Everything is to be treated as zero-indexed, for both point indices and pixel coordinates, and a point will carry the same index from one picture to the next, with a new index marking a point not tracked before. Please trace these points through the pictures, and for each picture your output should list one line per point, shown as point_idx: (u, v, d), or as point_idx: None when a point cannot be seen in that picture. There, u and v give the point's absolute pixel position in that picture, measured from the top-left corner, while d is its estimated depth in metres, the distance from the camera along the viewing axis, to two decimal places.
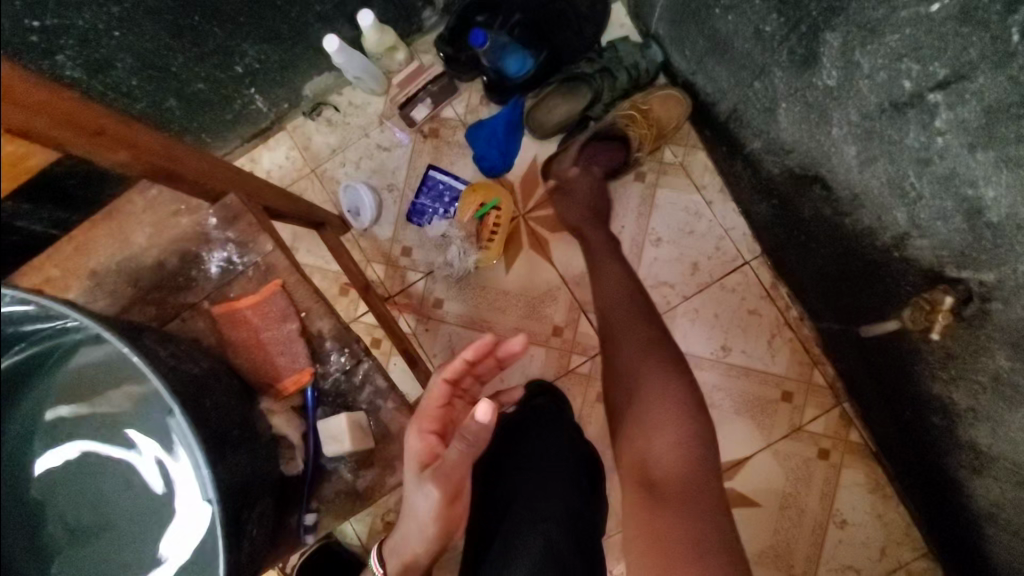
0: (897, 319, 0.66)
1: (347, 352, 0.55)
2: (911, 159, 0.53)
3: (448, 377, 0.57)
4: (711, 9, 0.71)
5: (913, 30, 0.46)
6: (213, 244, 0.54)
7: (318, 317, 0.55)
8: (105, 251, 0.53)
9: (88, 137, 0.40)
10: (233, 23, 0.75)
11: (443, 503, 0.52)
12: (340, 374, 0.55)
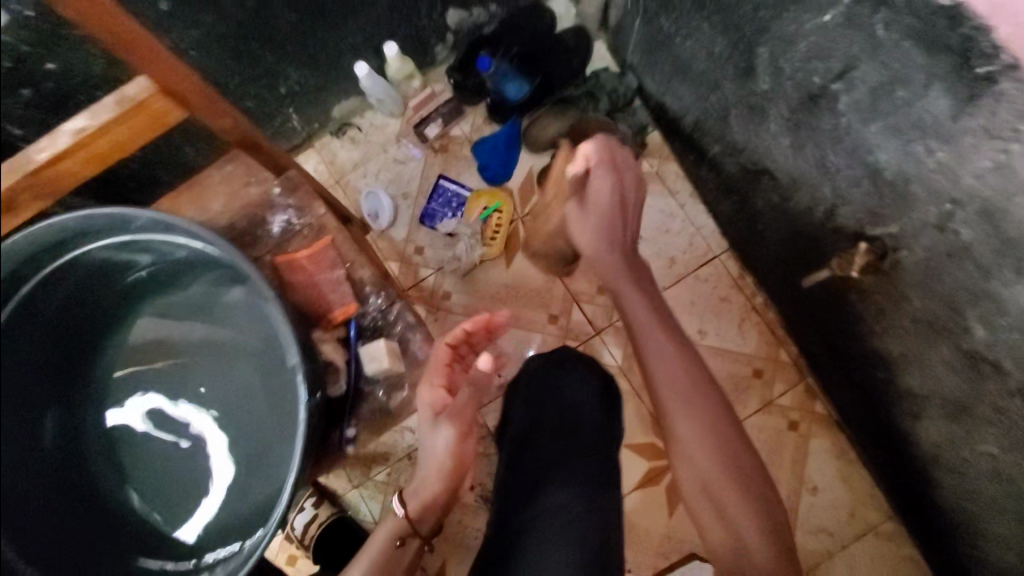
0: (826, 267, 0.80)
1: (383, 295, 0.67)
2: (828, 139, 0.68)
3: (449, 341, 0.65)
4: (674, 38, 0.88)
5: (814, 37, 0.61)
6: (276, 210, 0.67)
7: (360, 268, 0.67)
8: (186, 213, 0.65)
9: (206, 104, 0.58)
10: (282, 50, 0.91)
11: (457, 440, 0.65)
12: (378, 313, 0.67)
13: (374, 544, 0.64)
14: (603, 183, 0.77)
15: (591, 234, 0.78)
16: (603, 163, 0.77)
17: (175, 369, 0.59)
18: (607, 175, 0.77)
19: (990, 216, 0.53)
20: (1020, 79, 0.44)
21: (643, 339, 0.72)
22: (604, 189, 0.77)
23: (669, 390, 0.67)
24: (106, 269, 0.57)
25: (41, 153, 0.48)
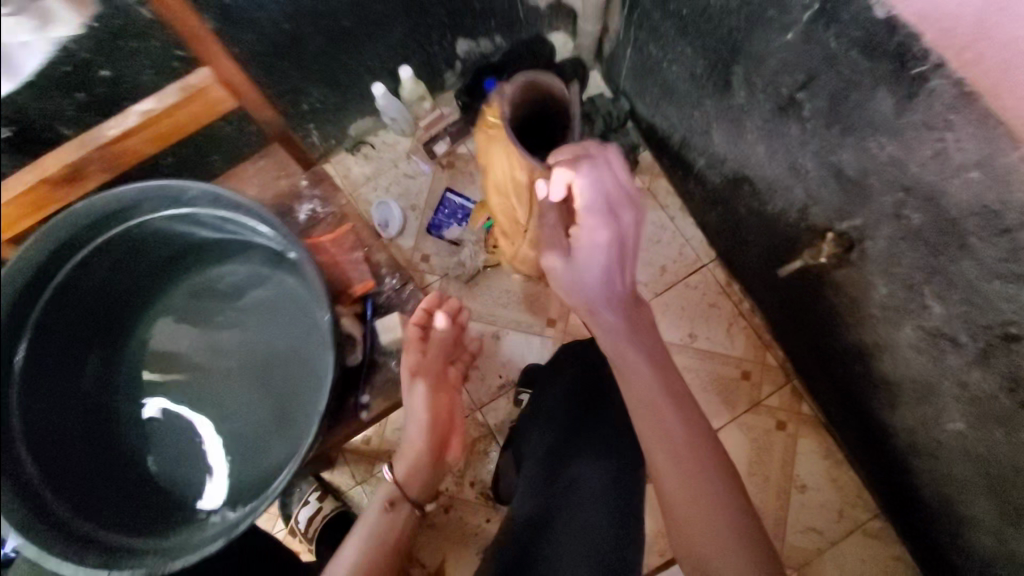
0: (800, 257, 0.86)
1: (398, 276, 0.74)
2: (797, 144, 0.76)
3: (415, 319, 0.69)
4: (661, 64, 0.98)
5: (779, 53, 0.71)
6: (303, 199, 0.75)
7: (377, 252, 0.75)
8: None
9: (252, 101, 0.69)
10: (308, 70, 1.01)
11: (430, 392, 0.67)
12: (392, 292, 0.74)
13: (370, 515, 0.68)
14: (590, 218, 0.73)
15: (574, 282, 0.72)
16: (591, 207, 0.74)
17: (204, 342, 0.68)
18: (596, 218, 0.73)
19: (936, 199, 0.60)
20: (948, 76, 0.53)
21: (637, 376, 0.65)
22: (592, 230, 0.73)
23: (645, 422, 0.63)
24: (163, 239, 0.65)
25: (111, 128, 0.59)
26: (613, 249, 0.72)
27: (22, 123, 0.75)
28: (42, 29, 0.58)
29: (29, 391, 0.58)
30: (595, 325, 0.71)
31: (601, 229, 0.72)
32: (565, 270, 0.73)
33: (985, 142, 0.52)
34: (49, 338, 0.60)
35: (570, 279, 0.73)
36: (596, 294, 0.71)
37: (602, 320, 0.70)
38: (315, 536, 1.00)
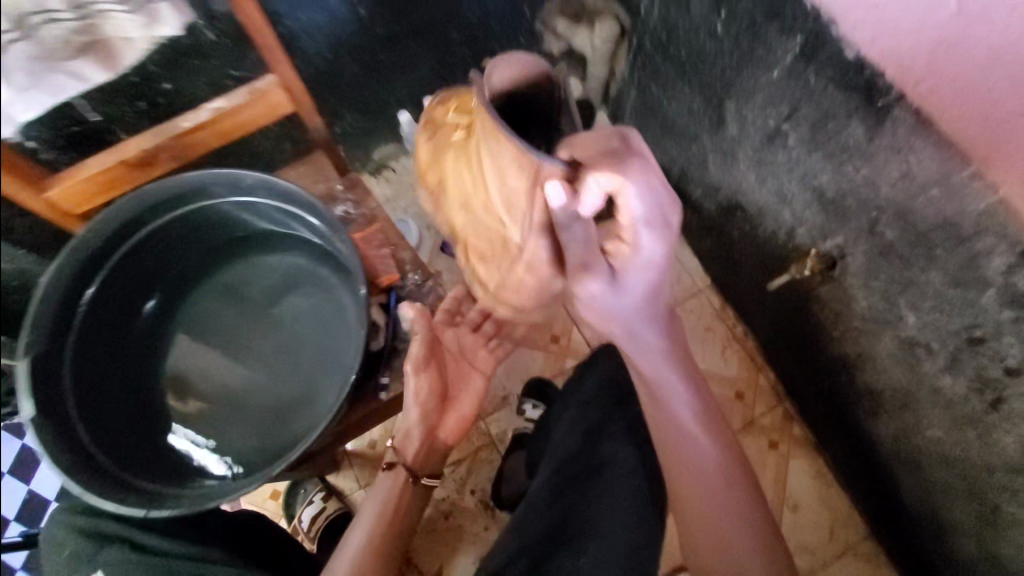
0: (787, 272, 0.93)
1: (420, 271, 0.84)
2: (784, 170, 0.85)
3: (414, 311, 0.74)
4: (662, 103, 1.09)
5: (767, 90, 0.80)
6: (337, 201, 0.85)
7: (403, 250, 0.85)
8: None
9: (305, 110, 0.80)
10: (343, 96, 1.11)
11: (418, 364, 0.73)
12: (414, 284, 0.84)
13: (372, 494, 0.78)
14: (646, 237, 0.67)
15: (612, 310, 0.70)
16: (645, 225, 0.66)
17: (239, 314, 0.76)
18: (652, 234, 0.67)
19: (905, 215, 0.68)
20: (908, 105, 0.62)
21: (676, 406, 0.70)
22: (643, 250, 0.67)
23: (675, 446, 0.69)
24: (222, 220, 0.76)
25: (187, 122, 0.71)
26: (663, 269, 0.69)
27: (86, 124, 0.84)
28: (149, 27, 0.67)
29: (85, 334, 0.68)
30: (630, 345, 0.72)
31: (656, 247, 0.67)
32: (609, 292, 0.69)
33: (941, 162, 0.61)
34: (102, 301, 0.70)
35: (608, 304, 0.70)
36: (636, 315, 0.71)
37: (640, 341, 0.72)
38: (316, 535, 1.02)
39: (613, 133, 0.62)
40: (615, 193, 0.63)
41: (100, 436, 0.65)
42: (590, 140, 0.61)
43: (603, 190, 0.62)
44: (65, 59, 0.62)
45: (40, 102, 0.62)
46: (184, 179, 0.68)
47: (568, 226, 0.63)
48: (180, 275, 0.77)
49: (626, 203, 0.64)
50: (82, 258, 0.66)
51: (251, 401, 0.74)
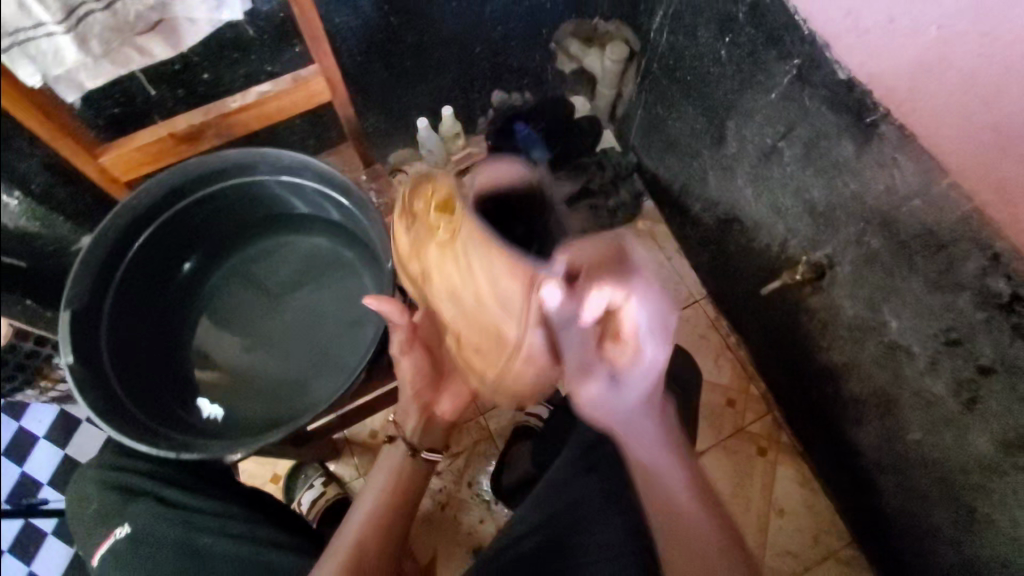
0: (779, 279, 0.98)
1: None
2: (778, 185, 0.91)
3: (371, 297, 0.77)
4: (666, 123, 1.16)
5: (765, 110, 0.87)
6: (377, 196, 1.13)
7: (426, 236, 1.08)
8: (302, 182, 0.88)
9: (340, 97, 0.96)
10: (366, 100, 1.18)
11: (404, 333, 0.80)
12: None
13: (373, 472, 0.80)
14: (644, 351, 0.60)
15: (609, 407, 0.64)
16: (643, 337, 0.59)
17: (268, 287, 0.97)
18: (652, 345, 0.60)
19: (889, 225, 0.74)
20: (893, 123, 0.68)
21: (672, 488, 0.65)
22: (641, 359, 0.60)
23: (670, 520, 0.64)
24: (252, 193, 0.92)
25: (235, 103, 0.89)
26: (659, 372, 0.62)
27: (129, 108, 0.91)
28: (217, 11, 0.75)
29: (132, 289, 0.88)
30: (634, 445, 0.66)
31: (656, 356, 0.61)
32: (607, 395, 0.63)
33: (923, 175, 0.67)
34: (139, 261, 0.87)
35: (608, 404, 0.64)
36: (637, 416, 0.65)
37: (639, 436, 0.65)
38: (316, 516, 1.03)
39: (611, 245, 0.62)
40: (615, 309, 0.58)
41: (129, 381, 0.83)
42: (585, 250, 0.61)
43: (607, 297, 0.57)
44: (135, 33, 0.71)
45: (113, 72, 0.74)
46: (221, 157, 0.84)
47: (565, 326, 0.61)
48: (223, 245, 0.98)
49: (626, 320, 0.58)
50: (121, 225, 0.81)
51: (261, 363, 0.93)
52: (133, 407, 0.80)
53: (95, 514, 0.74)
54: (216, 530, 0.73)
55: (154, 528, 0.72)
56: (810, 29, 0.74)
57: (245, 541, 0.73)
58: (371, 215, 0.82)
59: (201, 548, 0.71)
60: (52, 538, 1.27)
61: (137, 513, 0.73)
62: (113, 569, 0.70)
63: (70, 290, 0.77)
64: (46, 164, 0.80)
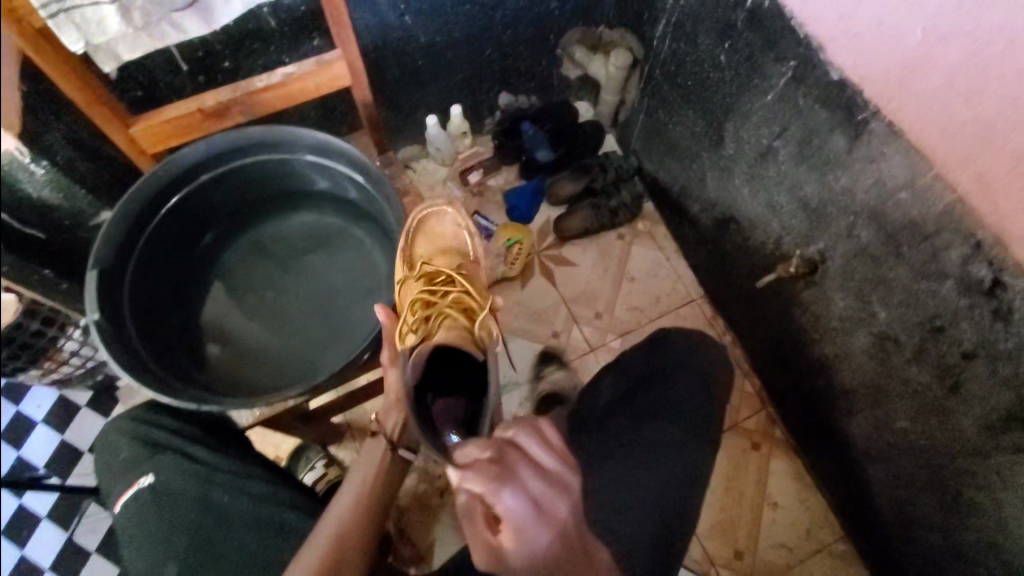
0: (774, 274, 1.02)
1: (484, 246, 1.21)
2: (774, 184, 0.95)
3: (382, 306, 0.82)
4: (667, 126, 1.20)
5: (762, 110, 0.92)
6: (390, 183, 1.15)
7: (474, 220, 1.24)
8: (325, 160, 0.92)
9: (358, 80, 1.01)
10: (377, 97, 1.22)
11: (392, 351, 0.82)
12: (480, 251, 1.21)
13: (359, 460, 0.86)
14: (518, 540, 0.56)
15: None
16: (517, 520, 0.56)
17: (283, 262, 1.00)
18: (527, 526, 0.56)
19: (878, 218, 0.78)
20: (881, 120, 0.73)
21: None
22: (522, 543, 0.56)
23: None
24: (273, 171, 0.96)
25: (261, 83, 0.93)
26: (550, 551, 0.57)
27: (151, 90, 0.95)
28: None
29: (154, 257, 0.91)
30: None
31: (544, 543, 0.56)
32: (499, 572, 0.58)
33: (909, 168, 0.71)
34: (162, 232, 0.90)
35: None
36: None
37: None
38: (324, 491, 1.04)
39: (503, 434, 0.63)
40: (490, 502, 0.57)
41: (148, 342, 0.86)
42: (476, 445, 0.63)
43: (478, 480, 0.57)
44: (173, 10, 0.77)
45: (148, 45, 0.80)
46: (247, 134, 0.88)
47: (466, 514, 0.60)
48: (240, 222, 1.01)
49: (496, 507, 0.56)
50: (150, 194, 0.85)
51: (273, 334, 0.96)
52: (155, 367, 0.83)
53: (124, 462, 0.85)
54: (233, 489, 0.84)
55: (177, 483, 0.83)
56: (804, 33, 0.79)
57: (261, 502, 0.83)
58: (389, 192, 0.87)
59: (221, 505, 0.82)
60: (45, 522, 1.26)
61: (161, 467, 0.83)
62: (137, 513, 0.82)
63: (98, 250, 0.80)
64: (70, 138, 0.84)
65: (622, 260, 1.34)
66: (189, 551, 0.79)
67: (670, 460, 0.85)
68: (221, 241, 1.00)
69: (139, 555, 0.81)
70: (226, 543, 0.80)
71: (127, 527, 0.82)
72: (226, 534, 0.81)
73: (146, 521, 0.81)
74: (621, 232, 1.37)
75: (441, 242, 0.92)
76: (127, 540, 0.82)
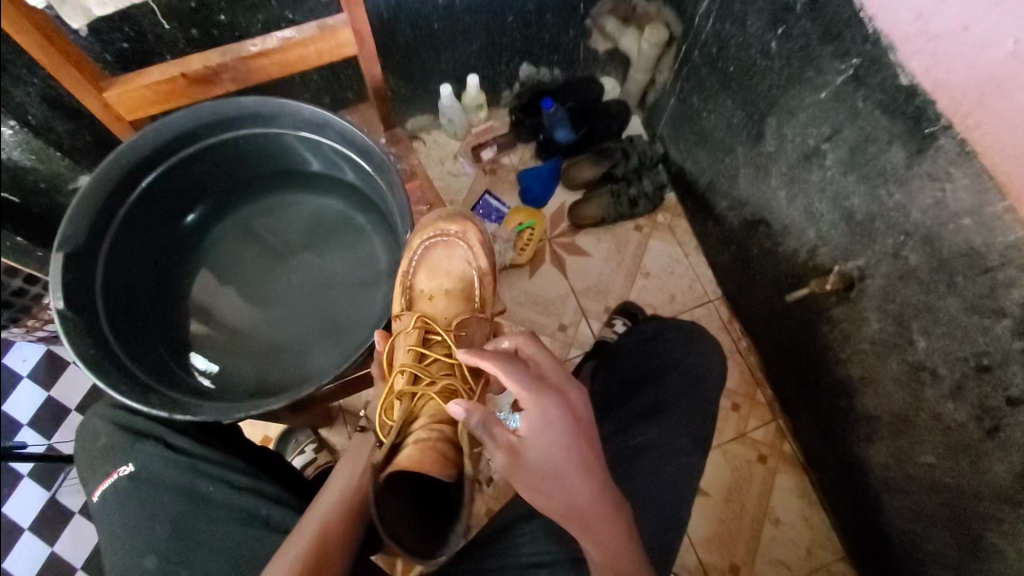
0: (806, 286, 0.95)
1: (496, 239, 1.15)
2: (816, 189, 0.87)
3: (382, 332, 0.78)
4: (700, 113, 1.11)
5: (812, 109, 0.83)
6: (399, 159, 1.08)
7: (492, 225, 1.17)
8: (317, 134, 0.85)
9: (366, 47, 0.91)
10: (390, 61, 1.12)
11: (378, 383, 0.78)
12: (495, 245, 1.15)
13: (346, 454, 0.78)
14: (544, 418, 0.58)
15: (544, 438, 0.58)
16: (539, 397, 0.58)
17: (273, 244, 0.94)
18: (548, 402, 0.58)
19: (931, 242, 0.71)
20: (953, 136, 0.65)
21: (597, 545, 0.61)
22: (548, 426, 0.58)
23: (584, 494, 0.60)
24: (265, 141, 0.89)
25: (255, 48, 0.83)
26: (572, 436, 0.59)
27: (137, 43, 0.86)
28: None
29: (133, 231, 0.85)
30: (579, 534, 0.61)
31: (560, 411, 0.59)
32: (542, 430, 0.57)
33: (978, 193, 0.64)
34: (145, 203, 0.85)
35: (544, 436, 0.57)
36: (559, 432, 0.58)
37: (583, 526, 0.60)
38: (314, 472, 1.03)
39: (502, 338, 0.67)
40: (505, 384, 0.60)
41: (117, 326, 0.82)
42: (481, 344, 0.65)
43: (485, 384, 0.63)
44: None
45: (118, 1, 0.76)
46: (238, 104, 0.82)
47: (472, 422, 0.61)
48: (227, 197, 0.95)
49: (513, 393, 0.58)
50: (131, 161, 0.80)
51: (262, 324, 0.90)
52: (126, 360, 0.79)
53: (103, 448, 0.81)
54: (218, 479, 0.79)
55: (159, 471, 0.78)
56: (874, 27, 0.69)
57: (249, 493, 0.78)
58: (393, 178, 0.79)
59: (205, 495, 0.77)
60: (27, 481, 1.21)
61: (142, 455, 0.78)
62: (116, 501, 0.77)
63: (67, 228, 0.75)
64: (45, 95, 0.77)
65: (637, 254, 1.27)
66: (169, 543, 0.74)
67: (671, 484, 0.78)
68: (209, 218, 0.94)
69: (116, 548, 0.76)
70: (209, 536, 0.75)
71: (106, 516, 0.77)
72: (209, 526, 0.76)
73: (124, 510, 0.76)
74: (638, 223, 1.29)
75: (447, 277, 0.85)
76: (105, 530, 0.77)
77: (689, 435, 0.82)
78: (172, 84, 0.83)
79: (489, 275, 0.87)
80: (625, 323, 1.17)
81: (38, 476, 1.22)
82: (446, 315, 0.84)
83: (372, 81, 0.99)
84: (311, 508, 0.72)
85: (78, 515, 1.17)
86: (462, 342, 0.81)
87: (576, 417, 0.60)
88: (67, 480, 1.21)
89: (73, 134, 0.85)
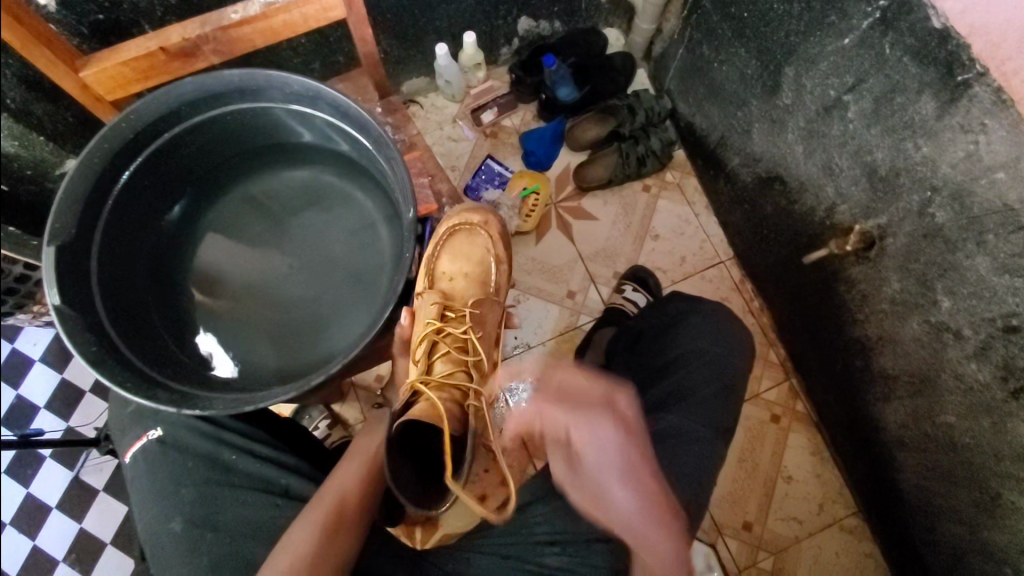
0: (824, 247, 0.92)
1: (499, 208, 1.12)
2: (836, 144, 0.83)
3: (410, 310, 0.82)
4: (712, 64, 1.05)
5: (835, 57, 0.77)
6: (398, 129, 1.05)
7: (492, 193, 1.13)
8: (311, 108, 0.82)
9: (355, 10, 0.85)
10: (383, 18, 1.06)
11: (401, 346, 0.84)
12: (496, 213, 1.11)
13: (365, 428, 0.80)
14: (582, 424, 0.62)
15: (599, 446, 0.61)
16: (579, 412, 0.63)
17: (270, 224, 0.92)
18: (589, 413, 0.62)
19: (961, 198, 0.67)
20: (989, 84, 0.60)
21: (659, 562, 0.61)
22: (601, 433, 0.62)
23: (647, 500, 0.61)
24: (253, 115, 0.85)
25: (236, 15, 0.78)
26: (625, 438, 0.62)
27: (111, 14, 0.81)
28: None
29: (126, 210, 0.83)
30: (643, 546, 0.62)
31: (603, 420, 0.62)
32: (595, 443, 0.62)
33: (1014, 145, 0.60)
34: (135, 188, 0.82)
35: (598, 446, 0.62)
36: (606, 441, 0.61)
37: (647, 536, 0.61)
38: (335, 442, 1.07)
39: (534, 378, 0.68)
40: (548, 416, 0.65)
41: (116, 316, 0.81)
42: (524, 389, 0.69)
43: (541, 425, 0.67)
44: None
45: None
46: (223, 78, 0.77)
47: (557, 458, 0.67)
48: (218, 178, 0.92)
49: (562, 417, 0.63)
50: (114, 147, 0.76)
51: (266, 308, 0.89)
52: (129, 353, 0.78)
53: (132, 415, 0.81)
54: (241, 448, 0.78)
55: (186, 438, 0.78)
56: None
57: (270, 464, 0.78)
58: (392, 154, 0.74)
59: (228, 464, 0.77)
60: (50, 461, 1.21)
61: (169, 421, 0.79)
62: (144, 466, 0.77)
63: (55, 221, 0.72)
64: (21, 76, 0.74)
65: (646, 215, 1.23)
66: (195, 508, 0.75)
67: (682, 454, 0.79)
68: (200, 200, 0.91)
69: (142, 511, 0.77)
70: (231, 501, 0.75)
71: (134, 480, 0.78)
72: (228, 494, 0.75)
73: (151, 476, 0.77)
74: (645, 183, 1.24)
75: (467, 260, 0.87)
76: (133, 493, 0.78)
77: (700, 408, 0.81)
78: (152, 58, 0.78)
79: (506, 265, 0.90)
80: (635, 288, 1.14)
81: (62, 456, 1.21)
82: (461, 298, 0.85)
83: (362, 47, 0.93)
84: (334, 472, 0.74)
85: (103, 491, 1.18)
86: (477, 322, 0.83)
87: (625, 421, 0.63)
88: (89, 460, 1.20)
89: (54, 115, 0.81)
